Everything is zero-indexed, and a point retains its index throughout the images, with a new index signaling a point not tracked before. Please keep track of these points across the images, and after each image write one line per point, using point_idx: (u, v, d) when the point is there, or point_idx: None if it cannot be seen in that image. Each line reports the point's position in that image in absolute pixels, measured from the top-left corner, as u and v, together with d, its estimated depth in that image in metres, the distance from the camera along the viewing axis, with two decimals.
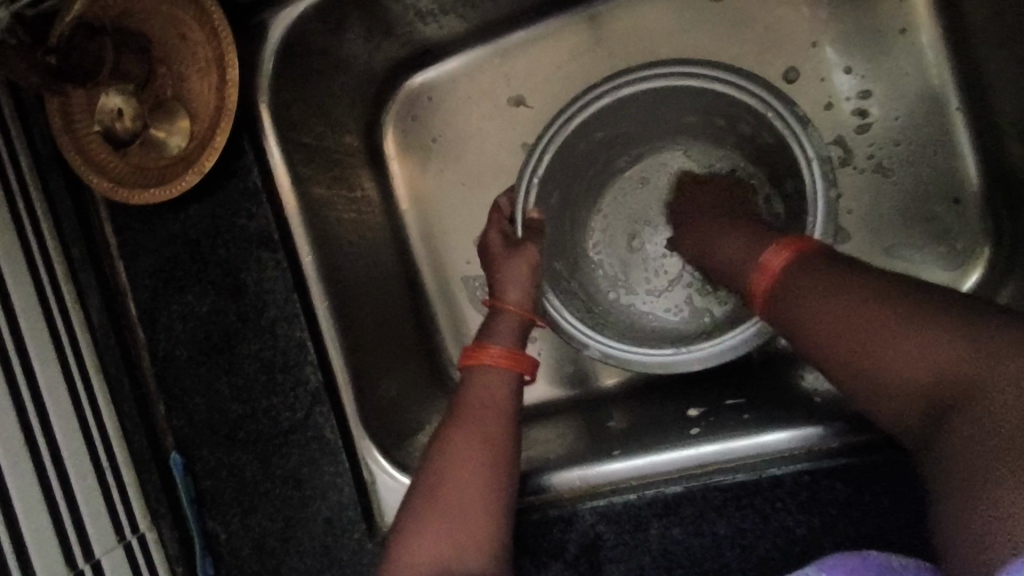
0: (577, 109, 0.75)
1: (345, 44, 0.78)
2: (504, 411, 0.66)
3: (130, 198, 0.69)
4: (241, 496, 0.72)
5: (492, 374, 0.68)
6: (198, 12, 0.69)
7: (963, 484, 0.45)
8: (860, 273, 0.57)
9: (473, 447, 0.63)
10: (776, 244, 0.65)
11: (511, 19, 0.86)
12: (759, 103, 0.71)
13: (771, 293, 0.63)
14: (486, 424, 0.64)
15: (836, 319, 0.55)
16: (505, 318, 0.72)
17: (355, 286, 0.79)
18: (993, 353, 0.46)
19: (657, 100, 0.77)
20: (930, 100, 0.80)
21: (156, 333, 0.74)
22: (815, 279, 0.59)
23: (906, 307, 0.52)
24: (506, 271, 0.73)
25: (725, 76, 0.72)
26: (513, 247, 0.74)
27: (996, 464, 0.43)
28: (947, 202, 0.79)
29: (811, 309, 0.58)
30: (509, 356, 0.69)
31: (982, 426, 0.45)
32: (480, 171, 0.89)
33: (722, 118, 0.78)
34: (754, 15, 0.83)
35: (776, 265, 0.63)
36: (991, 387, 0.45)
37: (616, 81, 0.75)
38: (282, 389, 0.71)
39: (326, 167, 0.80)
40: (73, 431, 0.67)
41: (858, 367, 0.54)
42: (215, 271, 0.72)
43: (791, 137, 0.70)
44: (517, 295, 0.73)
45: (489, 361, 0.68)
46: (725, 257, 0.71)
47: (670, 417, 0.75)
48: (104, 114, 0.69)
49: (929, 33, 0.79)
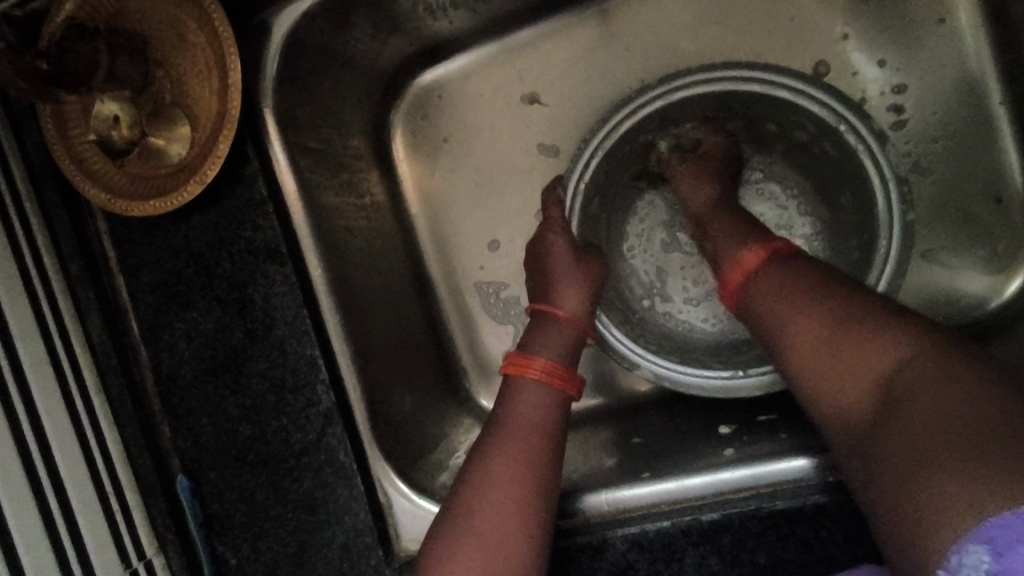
0: (627, 116, 0.74)
1: (352, 42, 0.73)
2: (547, 433, 0.63)
3: (130, 211, 0.65)
4: (251, 520, 0.69)
5: (537, 390, 0.66)
6: (196, 11, 0.65)
7: (896, 481, 0.45)
8: (836, 282, 0.57)
9: (512, 471, 0.60)
10: (756, 244, 0.65)
11: (524, 13, 0.82)
12: (825, 111, 0.70)
13: (740, 290, 0.64)
14: (532, 447, 0.62)
15: (805, 322, 0.55)
16: (559, 327, 0.71)
17: (366, 298, 0.75)
18: (937, 362, 0.46)
19: (712, 103, 0.75)
20: (970, 94, 0.75)
21: (160, 351, 0.70)
22: (783, 280, 0.60)
23: (872, 312, 0.52)
24: (560, 279, 0.73)
25: (786, 81, 0.70)
26: (567, 254, 0.73)
27: (925, 457, 0.43)
28: (989, 203, 0.75)
29: (775, 307, 0.59)
30: (554, 372, 0.67)
31: (914, 429, 0.45)
32: (494, 172, 0.85)
33: (766, 111, 0.75)
34: (782, 5, 0.79)
35: (752, 263, 0.64)
36: (925, 390, 0.45)
37: (669, 84, 0.73)
38: (293, 409, 0.68)
39: (333, 171, 0.76)
40: (75, 457, 0.63)
41: (805, 362, 0.55)
42: (221, 287, 0.68)
43: (864, 151, 0.69)
44: (569, 302, 0.72)
45: (532, 375, 0.66)
46: (712, 247, 0.70)
47: (699, 434, 0.72)
48: (100, 122, 0.64)
49: (968, 23, 0.75)
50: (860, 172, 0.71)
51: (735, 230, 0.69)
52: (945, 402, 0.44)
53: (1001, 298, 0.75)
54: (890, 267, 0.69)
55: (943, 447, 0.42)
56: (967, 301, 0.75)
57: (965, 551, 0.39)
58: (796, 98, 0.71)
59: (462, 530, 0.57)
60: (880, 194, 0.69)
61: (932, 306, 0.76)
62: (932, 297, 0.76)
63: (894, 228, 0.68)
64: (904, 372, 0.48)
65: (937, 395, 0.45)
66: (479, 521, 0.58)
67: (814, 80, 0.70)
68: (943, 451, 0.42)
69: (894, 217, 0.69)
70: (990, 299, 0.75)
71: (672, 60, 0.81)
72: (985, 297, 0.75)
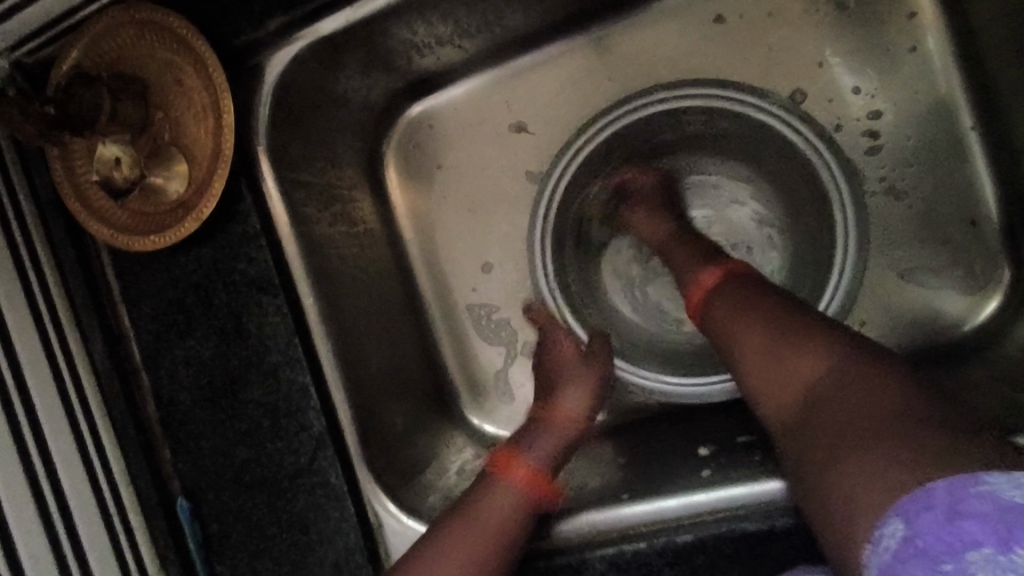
0: (610, 122, 0.79)
1: (342, 80, 0.77)
2: (514, 540, 0.63)
3: (131, 245, 0.69)
4: (247, 539, 0.71)
5: (521, 500, 0.65)
6: (192, 56, 0.68)
7: (831, 465, 0.50)
8: (775, 302, 0.61)
9: (465, 550, 0.62)
10: (715, 265, 0.69)
11: (509, 46, 0.85)
12: (803, 140, 0.75)
13: (702, 306, 0.68)
14: (482, 556, 0.62)
15: (764, 331, 0.59)
16: (554, 429, 0.70)
17: (359, 324, 0.78)
18: (863, 369, 0.52)
19: (690, 120, 0.80)
20: (944, 121, 0.77)
21: (160, 377, 0.73)
22: (739, 300, 0.63)
23: (805, 329, 0.57)
24: (573, 381, 0.72)
25: (764, 105, 0.75)
26: (590, 353, 0.74)
27: (864, 437, 0.49)
28: (964, 225, 0.77)
29: (732, 322, 0.62)
30: (536, 479, 0.67)
31: (848, 414, 0.51)
32: (484, 199, 0.88)
33: (736, 136, 0.81)
34: (759, 35, 0.81)
35: (711, 283, 0.68)
36: (853, 386, 0.52)
37: (660, 96, 0.78)
38: (287, 434, 0.71)
39: (327, 202, 0.79)
40: (79, 479, 0.67)
41: (749, 370, 0.59)
42: (218, 316, 0.71)
43: (830, 182, 0.75)
44: (573, 404, 0.71)
45: (516, 478, 0.66)
46: (674, 262, 0.74)
47: (679, 455, 0.74)
48: (102, 163, 0.68)
49: (941, 49, 0.77)
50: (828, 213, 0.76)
51: (697, 253, 0.72)
52: (877, 395, 0.50)
53: (977, 319, 0.76)
54: (845, 275, 0.74)
55: (871, 428, 0.48)
56: (944, 321, 0.77)
57: (885, 524, 0.44)
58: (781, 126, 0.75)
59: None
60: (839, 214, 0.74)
61: (910, 327, 0.78)
62: (911, 319, 0.78)
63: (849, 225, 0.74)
64: (837, 377, 0.53)
65: (870, 391, 0.50)
66: None
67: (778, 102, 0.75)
68: (874, 431, 0.48)
69: (848, 238, 0.74)
70: (965, 320, 0.77)
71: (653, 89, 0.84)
72: (961, 318, 0.77)
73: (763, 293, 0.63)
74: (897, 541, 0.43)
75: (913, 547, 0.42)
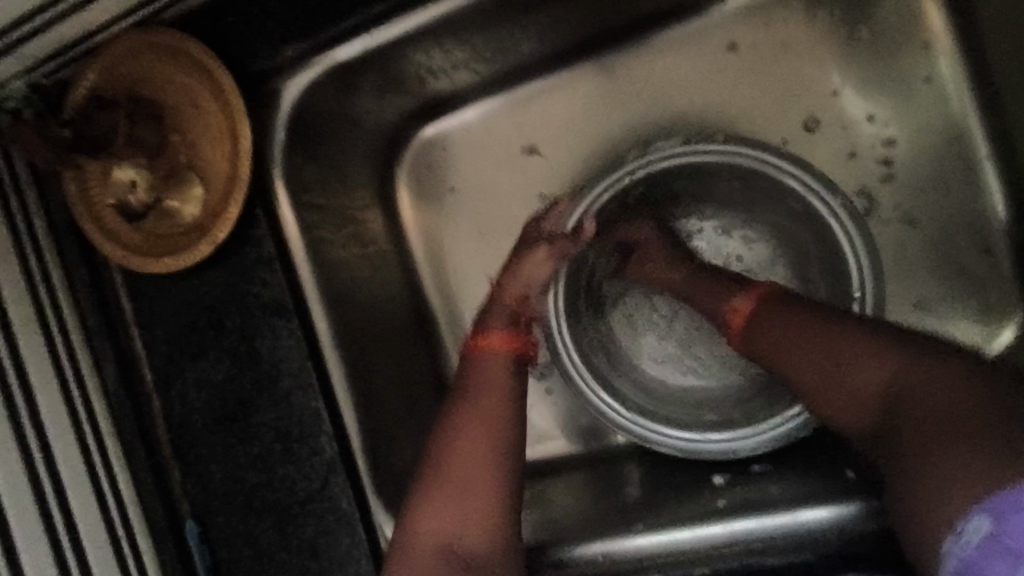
0: (607, 186, 0.76)
1: (357, 103, 0.77)
2: (510, 409, 0.64)
3: (145, 267, 0.68)
4: (256, 565, 0.71)
5: (502, 364, 0.66)
6: (210, 80, 0.69)
7: (911, 473, 0.50)
8: (819, 309, 0.62)
9: (474, 449, 0.62)
10: (745, 290, 0.68)
11: (522, 71, 0.85)
12: (814, 199, 0.72)
13: (744, 335, 0.66)
14: (492, 428, 0.63)
15: (812, 338, 0.60)
16: (500, 309, 0.70)
17: (371, 347, 0.78)
18: (930, 367, 0.53)
19: (698, 172, 0.78)
20: (959, 150, 0.77)
21: (171, 399, 0.73)
22: (783, 320, 0.63)
23: (856, 330, 0.59)
24: (524, 260, 0.71)
25: (775, 162, 0.73)
26: (537, 238, 0.72)
27: (940, 440, 0.49)
28: (978, 255, 0.77)
29: (782, 340, 0.63)
30: (511, 339, 0.68)
31: (926, 416, 0.51)
32: (496, 221, 0.88)
33: (733, 181, 0.78)
34: (772, 62, 0.81)
35: (747, 309, 0.67)
36: (924, 387, 0.52)
37: (650, 157, 0.76)
38: (298, 459, 0.70)
39: (340, 224, 0.79)
40: (88, 500, 0.66)
41: (809, 379, 0.60)
42: (230, 339, 0.71)
43: (836, 220, 0.72)
44: (518, 284, 0.71)
45: (492, 346, 0.67)
46: (698, 304, 0.72)
47: (693, 483, 0.73)
48: (119, 186, 0.68)
49: (955, 80, 0.77)
50: (828, 244, 0.74)
51: (720, 287, 0.70)
52: (950, 395, 0.50)
53: (992, 350, 0.76)
54: (868, 289, 0.71)
55: (951, 428, 0.49)
56: None
57: (968, 519, 0.45)
58: (793, 182, 0.73)
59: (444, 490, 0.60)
60: (853, 261, 0.72)
61: None
62: None
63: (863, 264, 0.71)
64: (908, 383, 0.54)
65: (943, 392, 0.51)
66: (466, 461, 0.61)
67: (791, 156, 0.73)
68: (954, 431, 0.48)
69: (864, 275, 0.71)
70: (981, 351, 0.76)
71: (667, 115, 0.84)
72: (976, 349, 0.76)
73: (805, 309, 0.63)
74: (980, 537, 0.44)
75: (999, 542, 0.43)
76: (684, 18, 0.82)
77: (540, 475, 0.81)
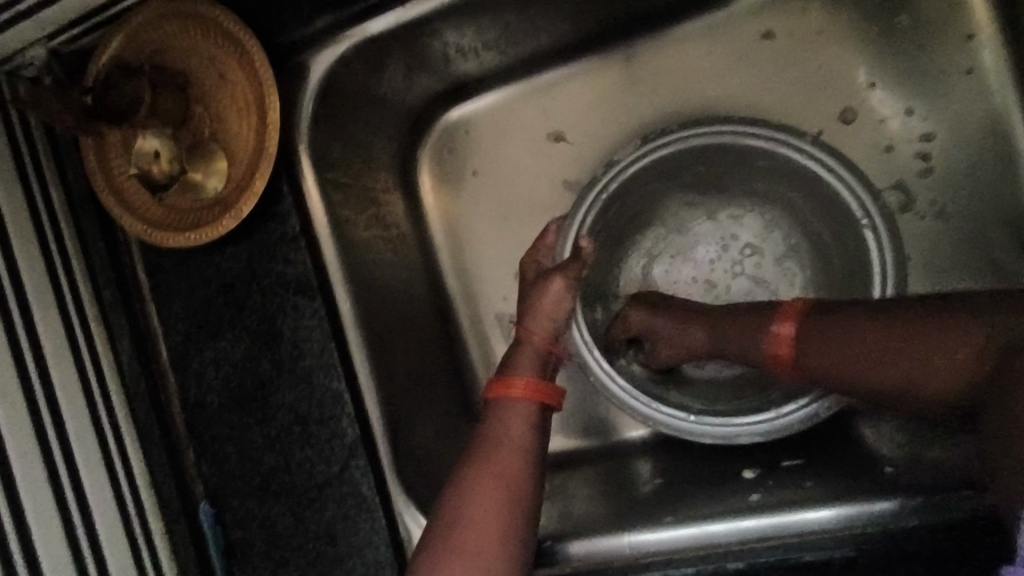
0: (614, 174, 0.75)
1: (385, 81, 0.76)
2: (530, 453, 0.62)
3: (165, 241, 0.67)
4: (271, 549, 0.69)
5: (524, 409, 0.65)
6: (238, 50, 0.67)
7: (1017, 460, 0.49)
8: (857, 311, 0.61)
9: (494, 487, 0.60)
10: (779, 315, 0.65)
11: (551, 54, 0.83)
12: (837, 181, 0.71)
13: (796, 358, 0.64)
14: (513, 475, 0.61)
15: (867, 356, 0.58)
16: (526, 349, 0.69)
17: (392, 330, 0.76)
18: (985, 343, 0.53)
19: (718, 161, 0.77)
20: (999, 146, 0.76)
21: (188, 378, 0.71)
22: (827, 339, 0.61)
23: (890, 327, 0.58)
24: (538, 299, 0.71)
25: (789, 140, 0.72)
26: (550, 269, 0.71)
27: None
28: (1016, 252, 0.75)
29: (835, 359, 0.61)
30: (537, 387, 0.66)
31: (1014, 391, 0.50)
32: (519, 206, 0.86)
33: (758, 175, 0.78)
34: (808, 52, 0.80)
35: (789, 333, 0.64)
36: (1000, 363, 0.52)
37: (646, 146, 0.75)
38: (317, 441, 0.68)
39: (363, 205, 0.77)
40: (101, 477, 0.65)
41: (885, 394, 0.59)
42: (250, 317, 0.69)
43: (862, 216, 0.71)
44: (544, 327, 0.70)
45: (515, 392, 0.66)
46: (724, 327, 0.70)
47: (720, 477, 0.73)
48: (141, 157, 0.65)
49: (997, 74, 0.75)
50: (855, 240, 0.73)
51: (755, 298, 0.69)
52: (1021, 364, 0.50)
53: None
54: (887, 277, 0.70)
55: None
56: None
57: None
58: (817, 171, 0.72)
59: (459, 546, 0.56)
60: (873, 247, 0.70)
61: None
62: None
63: (885, 258, 0.70)
64: (982, 364, 0.53)
65: (1016, 360, 0.51)
66: (480, 513, 0.58)
67: (818, 142, 0.72)
68: None
69: (887, 264, 0.70)
70: None
71: (699, 102, 0.82)
72: None
73: (841, 321, 0.61)
74: None
75: None
76: (718, 5, 0.81)
77: (559, 469, 0.79)
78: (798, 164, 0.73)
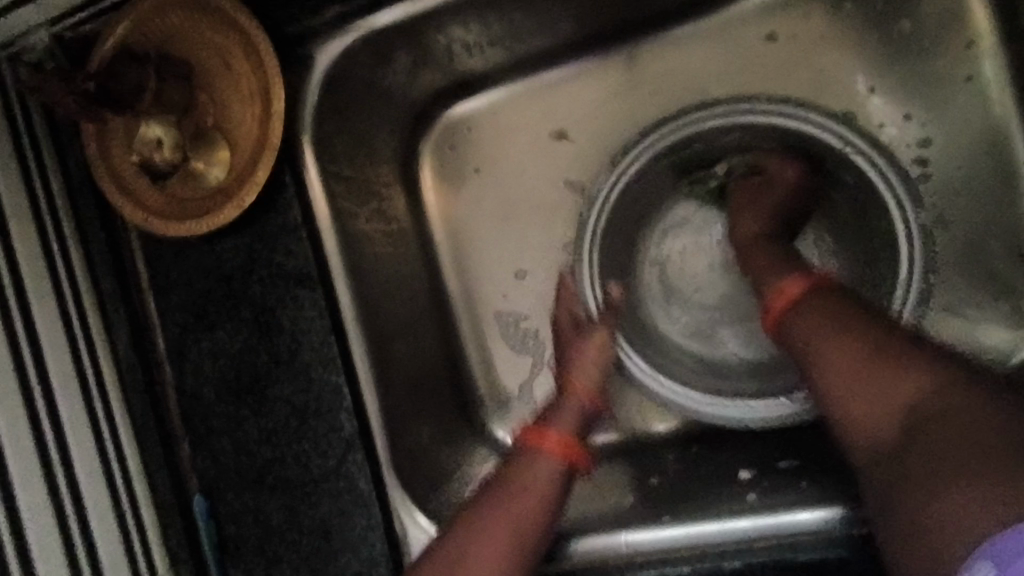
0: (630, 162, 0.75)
1: (389, 75, 0.76)
2: (547, 512, 0.63)
3: (164, 230, 0.67)
4: (265, 544, 0.68)
5: (553, 467, 0.65)
6: (243, 40, 0.67)
7: (913, 502, 0.51)
8: (868, 311, 0.59)
9: (498, 540, 0.62)
10: (800, 274, 0.65)
11: (556, 52, 0.83)
12: (871, 166, 0.70)
13: (782, 320, 0.63)
14: (520, 528, 0.62)
15: (852, 344, 0.57)
16: (568, 403, 0.68)
17: (391, 325, 0.76)
18: (956, 396, 0.51)
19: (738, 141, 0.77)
20: (997, 152, 0.77)
21: (184, 370, 0.70)
22: (824, 314, 0.60)
23: (887, 335, 0.56)
24: (584, 352, 0.70)
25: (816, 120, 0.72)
26: (597, 323, 0.71)
27: (958, 469, 0.49)
28: (1013, 260, 0.76)
29: (821, 335, 0.59)
30: (569, 446, 0.66)
31: (946, 443, 0.50)
32: (520, 203, 0.85)
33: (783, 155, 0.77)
34: (810, 56, 0.80)
35: (793, 292, 0.64)
36: (946, 416, 0.51)
37: (670, 127, 0.74)
38: (315, 434, 0.68)
39: (364, 198, 0.77)
40: (94, 467, 0.64)
41: (836, 384, 0.57)
42: (249, 309, 0.69)
43: (892, 194, 0.70)
44: (588, 380, 0.69)
45: (548, 447, 0.65)
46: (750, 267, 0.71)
47: (718, 477, 0.72)
48: (144, 144, 0.66)
49: (997, 81, 0.76)
50: (886, 232, 0.72)
51: (776, 256, 0.69)
52: (967, 425, 0.50)
53: None
54: (918, 268, 0.69)
55: (969, 455, 0.49)
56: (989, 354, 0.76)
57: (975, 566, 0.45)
58: (847, 150, 0.71)
59: None
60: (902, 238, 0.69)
61: None
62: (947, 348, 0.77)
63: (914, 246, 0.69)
64: (931, 404, 0.52)
65: (963, 421, 0.50)
66: (476, 558, 0.61)
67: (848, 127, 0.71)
68: (973, 460, 0.48)
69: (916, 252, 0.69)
70: (1011, 353, 0.75)
71: (702, 103, 0.83)
72: (1007, 351, 0.75)
73: (848, 309, 0.60)
74: None
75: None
76: (721, 7, 0.81)
77: None
78: (834, 145, 0.71)
